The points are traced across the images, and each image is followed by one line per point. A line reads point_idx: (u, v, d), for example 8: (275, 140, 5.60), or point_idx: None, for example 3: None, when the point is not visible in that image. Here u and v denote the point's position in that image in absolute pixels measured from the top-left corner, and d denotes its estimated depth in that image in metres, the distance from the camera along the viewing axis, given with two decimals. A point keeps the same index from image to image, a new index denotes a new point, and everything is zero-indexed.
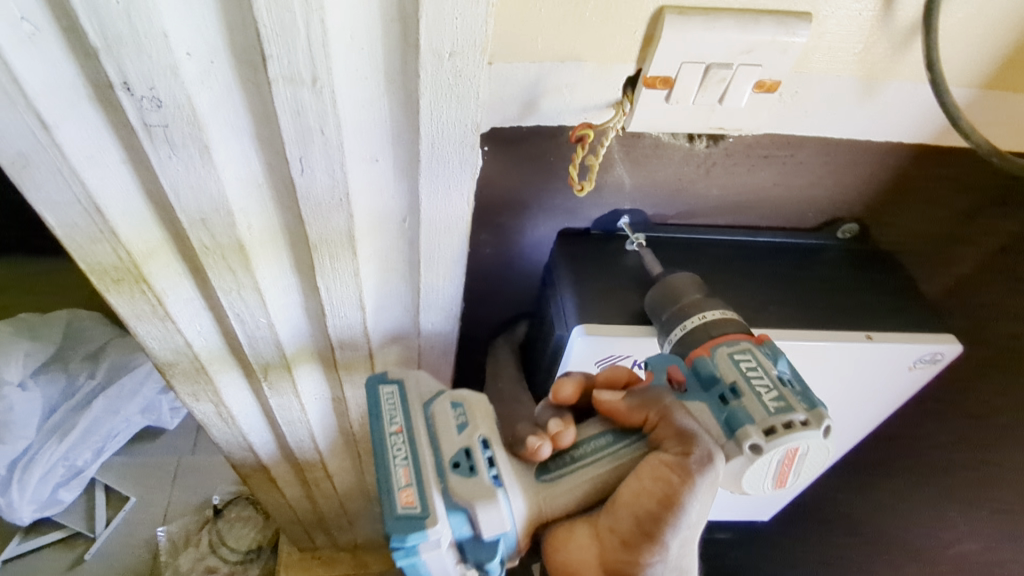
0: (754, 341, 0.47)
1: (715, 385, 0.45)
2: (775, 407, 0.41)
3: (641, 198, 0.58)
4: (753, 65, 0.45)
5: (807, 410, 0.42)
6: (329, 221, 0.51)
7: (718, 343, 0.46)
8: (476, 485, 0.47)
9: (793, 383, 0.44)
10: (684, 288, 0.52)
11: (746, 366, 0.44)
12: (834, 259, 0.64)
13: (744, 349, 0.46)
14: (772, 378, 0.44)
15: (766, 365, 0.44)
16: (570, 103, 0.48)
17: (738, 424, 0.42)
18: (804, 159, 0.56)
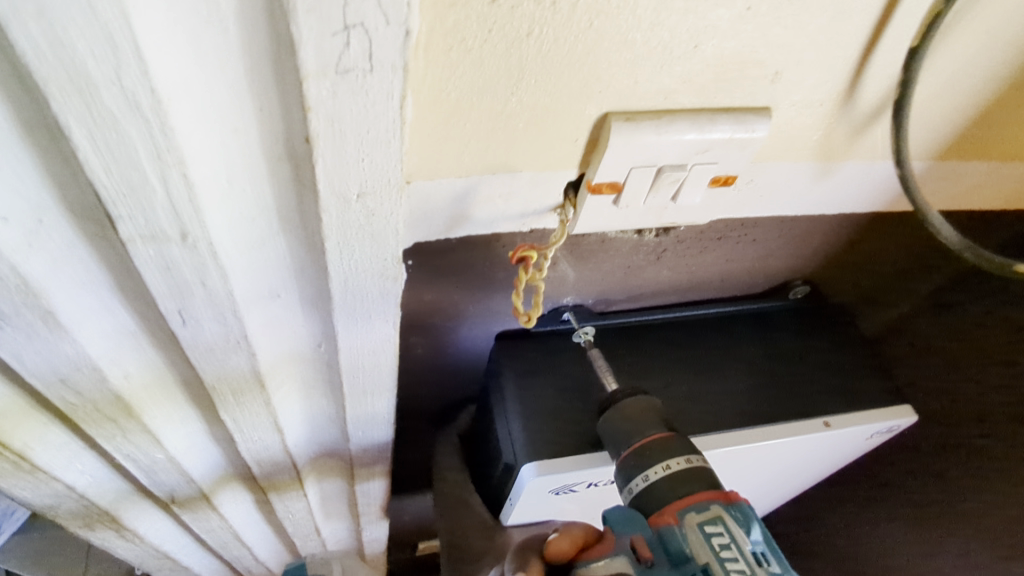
0: (725, 502, 0.40)
1: (686, 564, 0.38)
2: None
3: (587, 287, 0.53)
4: (708, 163, 0.40)
5: None
6: (227, 362, 0.43)
7: (685, 507, 0.40)
8: None
9: (770, 560, 0.38)
10: (643, 424, 0.47)
11: (720, 543, 0.38)
12: (785, 327, 0.61)
13: (714, 517, 0.39)
14: (749, 559, 0.37)
15: (740, 539, 0.38)
16: (505, 211, 0.41)
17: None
18: (756, 237, 0.52)
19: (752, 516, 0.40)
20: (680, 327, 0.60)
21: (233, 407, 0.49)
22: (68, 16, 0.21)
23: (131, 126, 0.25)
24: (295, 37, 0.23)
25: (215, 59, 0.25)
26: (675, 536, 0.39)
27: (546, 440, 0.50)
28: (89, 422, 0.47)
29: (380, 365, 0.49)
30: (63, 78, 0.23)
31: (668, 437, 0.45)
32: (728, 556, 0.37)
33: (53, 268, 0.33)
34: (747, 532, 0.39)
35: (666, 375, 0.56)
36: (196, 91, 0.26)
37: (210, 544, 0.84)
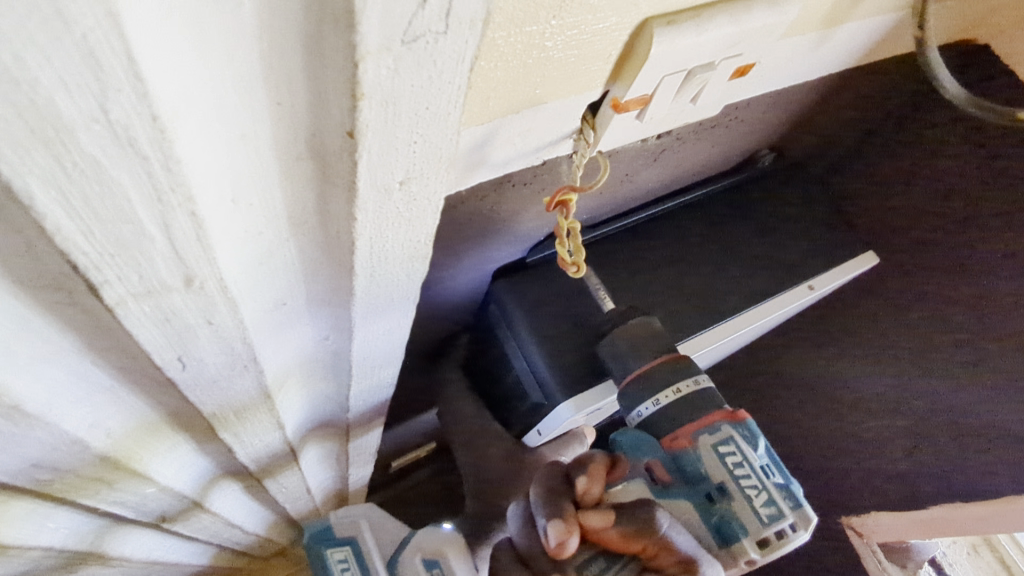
0: (732, 420, 0.40)
1: (700, 482, 0.39)
2: (768, 516, 0.37)
3: (584, 204, 0.49)
4: (734, 57, 0.36)
5: (795, 510, 0.38)
6: (232, 388, 0.36)
7: (697, 431, 0.40)
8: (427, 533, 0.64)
9: (778, 470, 0.39)
10: (646, 341, 0.46)
11: (733, 461, 0.39)
12: (758, 198, 0.61)
13: (725, 436, 0.40)
14: (759, 471, 0.39)
15: (751, 456, 0.39)
16: (521, 149, 0.36)
17: (729, 535, 0.38)
18: (744, 117, 0.49)
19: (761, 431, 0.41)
20: (664, 220, 0.58)
21: (234, 422, 0.43)
22: (26, 30, 0.13)
23: (122, 171, 0.17)
24: (355, 7, 0.16)
25: (221, 49, 0.17)
26: (690, 457, 0.40)
27: (574, 370, 0.49)
28: (69, 487, 0.39)
29: (392, 341, 0.44)
30: (18, 128, 0.15)
31: (672, 360, 0.44)
32: (742, 475, 0.38)
33: (8, 356, 0.24)
34: (755, 449, 0.39)
35: (664, 273, 0.55)
36: (197, 101, 0.18)
37: (201, 540, 0.79)
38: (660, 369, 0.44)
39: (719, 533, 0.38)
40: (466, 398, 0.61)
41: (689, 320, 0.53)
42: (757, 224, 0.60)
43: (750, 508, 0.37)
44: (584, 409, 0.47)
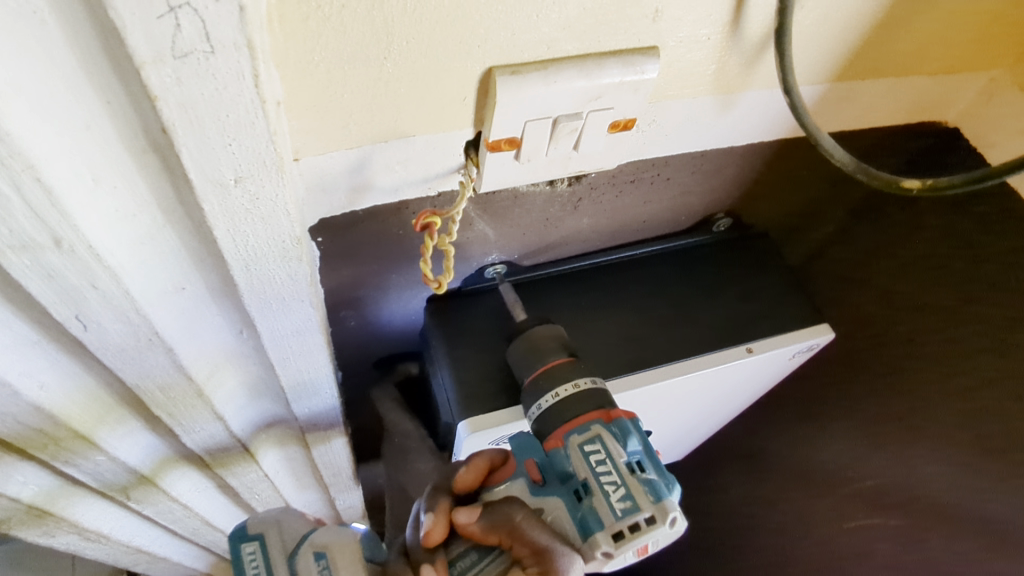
0: (605, 421, 0.43)
1: (570, 480, 0.42)
2: (621, 508, 0.39)
3: (509, 243, 0.53)
4: (603, 110, 0.39)
5: (652, 503, 0.38)
6: (146, 361, 0.42)
7: (567, 432, 0.43)
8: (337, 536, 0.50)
9: (646, 467, 0.41)
10: (545, 348, 0.49)
11: (596, 458, 0.41)
12: (712, 261, 0.62)
13: (594, 436, 0.42)
14: (623, 468, 0.40)
15: (615, 454, 0.41)
16: (407, 177, 0.41)
17: (588, 529, 0.39)
18: (670, 175, 0.52)
19: (635, 431, 0.43)
20: (609, 271, 0.60)
21: (165, 402, 0.49)
22: None
23: None
24: (116, 23, 0.22)
25: (41, 56, 0.24)
26: (563, 458, 0.43)
27: (480, 397, 0.51)
28: (18, 434, 0.46)
29: (307, 346, 0.49)
30: None
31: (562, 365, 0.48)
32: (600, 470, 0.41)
33: None
34: (622, 447, 0.41)
35: (595, 319, 0.57)
36: (28, 90, 0.24)
37: (183, 534, 0.85)
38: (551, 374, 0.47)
39: (581, 528, 0.40)
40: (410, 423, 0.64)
41: (611, 367, 0.54)
42: (705, 284, 0.60)
43: (604, 500, 0.39)
44: (482, 433, 0.49)
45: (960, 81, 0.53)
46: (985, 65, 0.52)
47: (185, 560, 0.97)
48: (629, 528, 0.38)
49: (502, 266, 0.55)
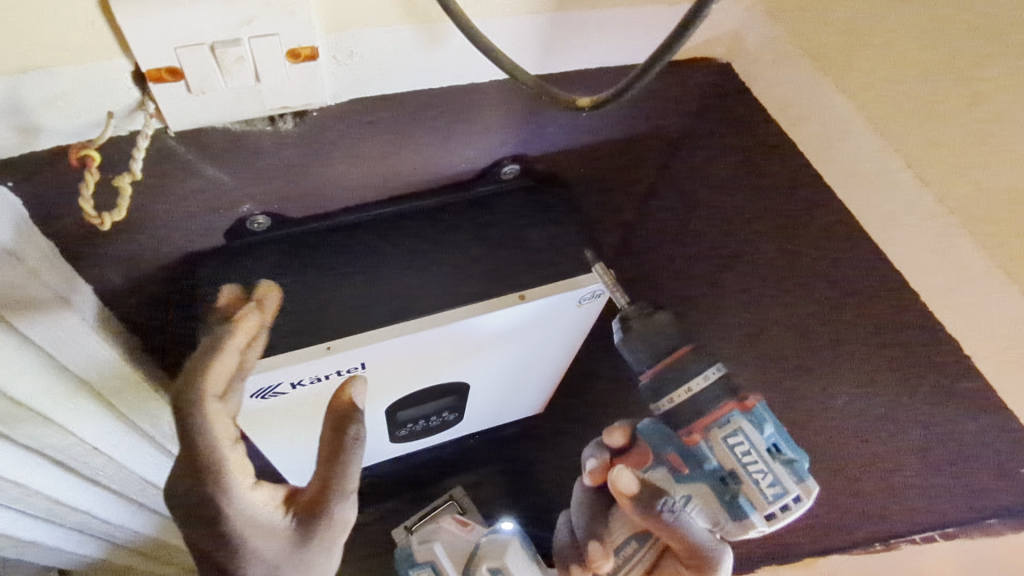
0: (742, 410, 0.55)
1: (716, 470, 0.56)
2: (772, 493, 0.53)
3: (260, 192, 0.52)
4: (264, 36, 0.38)
5: (799, 484, 0.53)
6: None
7: (708, 427, 0.56)
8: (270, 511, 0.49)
9: (782, 449, 0.53)
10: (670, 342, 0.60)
11: (742, 452, 0.54)
12: (502, 210, 0.62)
13: (735, 427, 0.54)
14: (761, 453, 0.53)
15: (756, 442, 0.53)
16: (77, 115, 0.40)
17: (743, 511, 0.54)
18: (416, 116, 0.51)
19: (767, 416, 0.54)
20: (390, 221, 0.60)
21: None
22: None
23: None
24: None
25: None
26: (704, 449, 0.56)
27: None
28: None
29: (41, 302, 0.48)
30: None
31: (672, 363, 0.58)
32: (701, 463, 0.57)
33: None
34: (760, 429, 0.54)
35: (368, 269, 0.57)
36: None
37: (37, 511, 0.85)
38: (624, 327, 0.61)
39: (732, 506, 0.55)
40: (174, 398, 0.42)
41: (377, 317, 0.54)
42: (490, 234, 0.60)
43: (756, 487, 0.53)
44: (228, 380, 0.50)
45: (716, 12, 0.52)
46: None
47: (60, 539, 0.97)
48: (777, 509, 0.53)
49: (264, 216, 0.55)
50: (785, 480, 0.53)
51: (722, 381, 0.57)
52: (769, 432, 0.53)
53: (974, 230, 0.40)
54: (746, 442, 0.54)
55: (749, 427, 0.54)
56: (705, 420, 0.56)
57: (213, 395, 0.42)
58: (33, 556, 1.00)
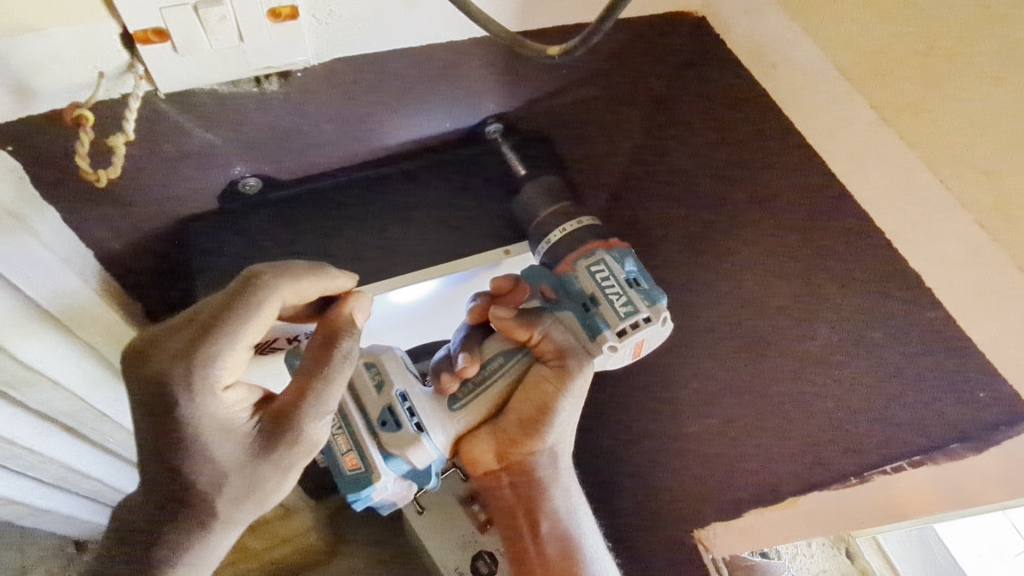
0: (606, 247, 0.58)
1: (580, 297, 0.57)
2: (624, 310, 0.54)
3: (249, 154, 0.54)
4: None
5: (650, 307, 0.55)
6: None
7: (578, 257, 0.58)
8: (402, 437, 0.54)
9: (640, 281, 0.57)
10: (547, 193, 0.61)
11: (602, 276, 0.56)
12: (486, 171, 0.64)
13: (598, 258, 0.57)
14: (620, 281, 0.56)
15: (616, 270, 0.56)
16: (69, 77, 0.41)
17: (598, 329, 0.56)
18: (398, 76, 0.52)
19: (630, 256, 0.58)
20: (377, 182, 0.62)
21: None
22: None
23: None
24: None
25: None
26: (573, 278, 0.58)
27: None
28: None
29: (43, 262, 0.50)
30: None
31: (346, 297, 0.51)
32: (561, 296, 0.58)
33: None
34: (624, 263, 0.57)
35: (359, 231, 0.60)
36: None
37: (49, 479, 0.88)
38: (524, 205, 0.62)
39: (591, 330, 0.56)
40: (169, 331, 0.43)
41: None
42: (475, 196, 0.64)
43: (612, 307, 0.55)
44: None
45: None
46: None
47: (72, 508, 1.01)
48: (629, 327, 0.54)
49: (255, 179, 0.57)
50: (636, 298, 0.55)
51: (594, 228, 0.60)
52: (629, 268, 0.57)
53: (932, 167, 0.42)
54: (607, 269, 0.56)
55: (611, 259, 0.57)
56: (574, 253, 0.58)
57: (230, 347, 0.42)
58: (49, 525, 1.04)
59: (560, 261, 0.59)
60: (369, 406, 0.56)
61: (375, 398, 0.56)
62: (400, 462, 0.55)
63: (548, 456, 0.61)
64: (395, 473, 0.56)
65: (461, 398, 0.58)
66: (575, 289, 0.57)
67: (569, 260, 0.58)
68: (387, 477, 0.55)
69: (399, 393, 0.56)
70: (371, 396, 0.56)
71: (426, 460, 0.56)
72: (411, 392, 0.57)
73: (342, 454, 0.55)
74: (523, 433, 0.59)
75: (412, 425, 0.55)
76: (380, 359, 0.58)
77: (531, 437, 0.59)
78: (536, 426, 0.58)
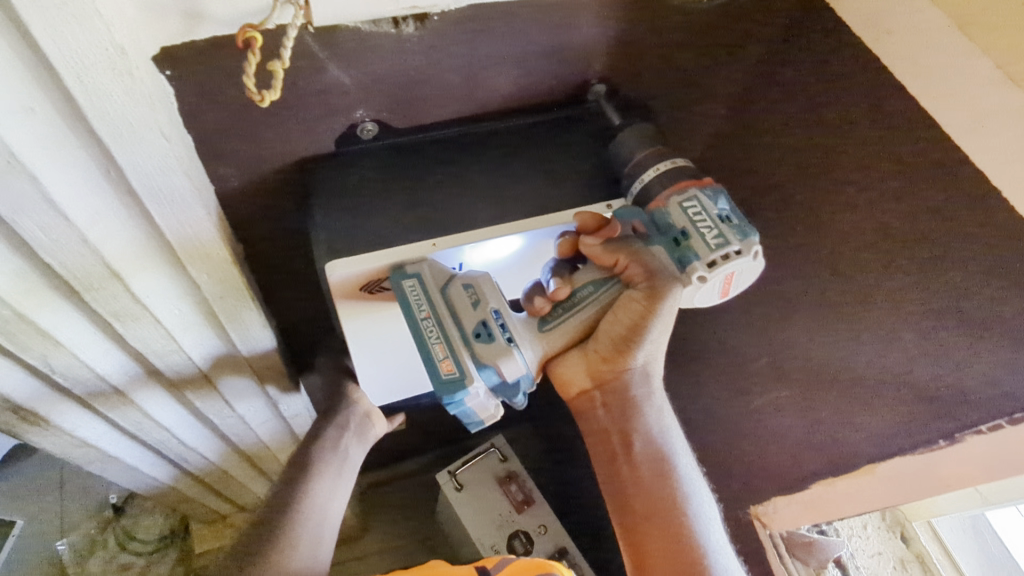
0: (699, 186, 0.56)
1: (670, 230, 0.55)
2: (716, 243, 0.53)
3: (374, 98, 0.56)
4: None
5: (742, 240, 0.53)
6: (15, 190, 0.46)
7: (671, 194, 0.55)
8: (495, 348, 0.54)
9: (732, 218, 0.54)
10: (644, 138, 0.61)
11: (693, 211, 0.54)
12: (589, 130, 0.65)
13: (691, 196, 0.55)
14: (713, 217, 0.54)
15: (709, 207, 0.54)
16: (237, 5, 0.44)
17: (687, 262, 0.54)
18: (521, 27, 0.55)
19: (723, 194, 0.56)
20: (484, 137, 0.64)
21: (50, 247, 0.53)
22: None
23: None
24: None
25: None
26: (663, 213, 0.56)
27: (353, 243, 0.56)
28: None
29: (177, 186, 0.54)
30: None
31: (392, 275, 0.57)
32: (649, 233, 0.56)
33: None
34: (717, 199, 0.55)
35: (467, 177, 0.61)
36: None
37: (123, 424, 0.91)
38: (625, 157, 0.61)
39: (680, 263, 0.54)
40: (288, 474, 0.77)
41: (477, 218, 0.58)
42: (579, 149, 0.64)
43: (703, 240, 0.53)
44: (344, 271, 0.54)
45: None
46: None
47: (136, 458, 1.04)
48: (721, 258, 0.53)
49: (372, 125, 0.59)
50: (729, 232, 0.53)
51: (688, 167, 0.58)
52: (723, 206, 0.55)
53: None
54: (700, 206, 0.54)
55: (706, 194, 0.55)
56: (666, 190, 0.57)
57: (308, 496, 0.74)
58: (112, 474, 1.08)
59: (651, 200, 0.57)
60: (465, 320, 0.55)
61: (471, 313, 0.55)
62: (492, 373, 0.54)
63: (639, 372, 0.62)
64: (486, 384, 0.54)
65: (550, 320, 0.57)
66: (666, 222, 0.55)
67: (662, 197, 0.56)
68: (479, 384, 0.54)
69: (493, 310, 0.54)
70: (469, 313, 0.55)
71: (516, 373, 0.55)
72: (505, 311, 0.55)
73: (438, 362, 0.53)
74: (615, 351, 0.59)
75: (504, 339, 0.54)
76: (478, 280, 0.56)
77: (623, 353, 0.59)
78: (628, 343, 0.58)
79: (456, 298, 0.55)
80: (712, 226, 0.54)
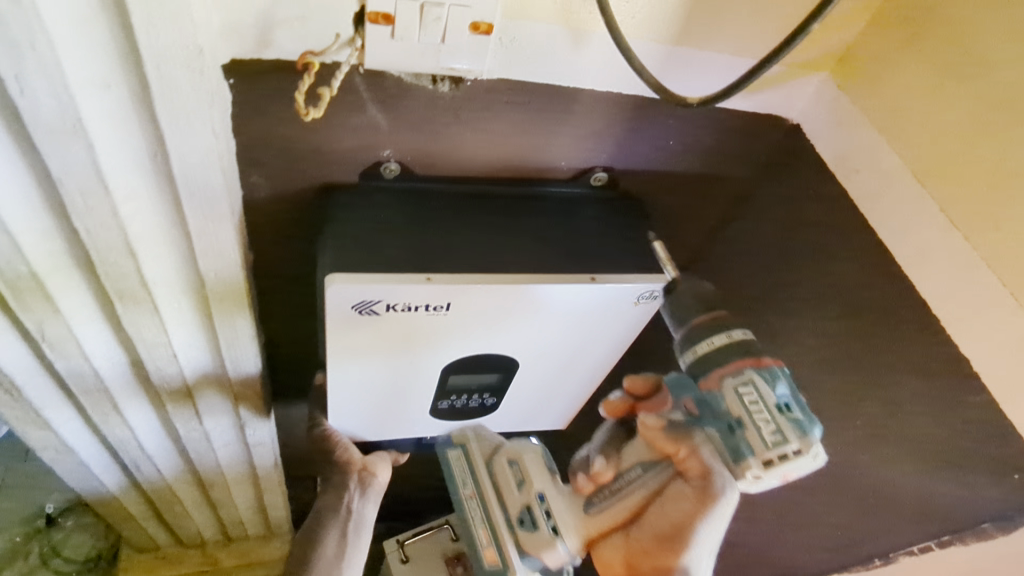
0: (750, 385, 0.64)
1: (726, 419, 0.63)
2: (774, 442, 0.60)
3: (401, 144, 0.64)
4: (462, 6, 0.50)
5: (800, 440, 0.59)
6: (71, 152, 0.52)
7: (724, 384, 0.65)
8: (539, 538, 0.77)
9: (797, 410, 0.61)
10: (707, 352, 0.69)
11: (750, 399, 0.62)
12: (585, 207, 0.70)
13: (748, 381, 0.63)
14: (773, 413, 0.61)
15: (770, 396, 0.62)
16: (301, 37, 0.53)
17: (742, 455, 0.61)
18: (539, 106, 0.63)
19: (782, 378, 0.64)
20: (491, 196, 0.69)
21: (83, 212, 0.58)
22: None
23: None
24: None
25: None
26: (720, 408, 0.64)
27: (354, 262, 0.60)
28: None
29: (210, 184, 0.59)
30: None
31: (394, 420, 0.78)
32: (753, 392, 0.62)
33: None
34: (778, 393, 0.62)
35: (468, 227, 0.65)
36: None
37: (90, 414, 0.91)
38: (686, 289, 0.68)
39: (736, 454, 0.62)
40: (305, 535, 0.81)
41: (468, 264, 0.62)
42: (570, 225, 0.68)
43: (761, 437, 0.60)
44: (342, 286, 0.58)
45: (795, 81, 0.64)
46: (812, 65, 0.63)
47: (90, 455, 1.04)
48: (779, 457, 0.59)
49: (394, 166, 0.66)
50: (789, 430, 0.60)
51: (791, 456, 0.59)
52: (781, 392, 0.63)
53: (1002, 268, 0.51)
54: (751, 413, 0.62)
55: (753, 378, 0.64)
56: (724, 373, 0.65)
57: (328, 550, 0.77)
58: (62, 467, 1.07)
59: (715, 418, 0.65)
60: (511, 504, 0.81)
61: (515, 496, 0.81)
62: (536, 561, 0.79)
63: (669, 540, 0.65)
64: (531, 566, 0.80)
65: None
66: (721, 409, 0.64)
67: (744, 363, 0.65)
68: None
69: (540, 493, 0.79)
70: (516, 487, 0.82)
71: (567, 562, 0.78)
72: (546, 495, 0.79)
73: (485, 548, 0.85)
74: (658, 549, 0.66)
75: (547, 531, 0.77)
76: None
77: (667, 554, 0.65)
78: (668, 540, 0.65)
79: (503, 474, 0.85)
80: (771, 421, 0.61)
